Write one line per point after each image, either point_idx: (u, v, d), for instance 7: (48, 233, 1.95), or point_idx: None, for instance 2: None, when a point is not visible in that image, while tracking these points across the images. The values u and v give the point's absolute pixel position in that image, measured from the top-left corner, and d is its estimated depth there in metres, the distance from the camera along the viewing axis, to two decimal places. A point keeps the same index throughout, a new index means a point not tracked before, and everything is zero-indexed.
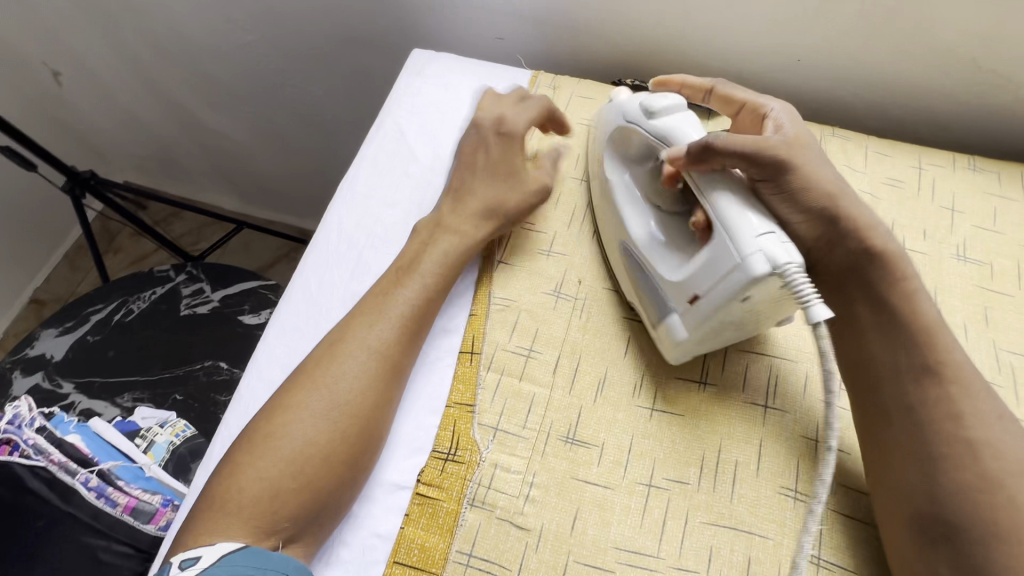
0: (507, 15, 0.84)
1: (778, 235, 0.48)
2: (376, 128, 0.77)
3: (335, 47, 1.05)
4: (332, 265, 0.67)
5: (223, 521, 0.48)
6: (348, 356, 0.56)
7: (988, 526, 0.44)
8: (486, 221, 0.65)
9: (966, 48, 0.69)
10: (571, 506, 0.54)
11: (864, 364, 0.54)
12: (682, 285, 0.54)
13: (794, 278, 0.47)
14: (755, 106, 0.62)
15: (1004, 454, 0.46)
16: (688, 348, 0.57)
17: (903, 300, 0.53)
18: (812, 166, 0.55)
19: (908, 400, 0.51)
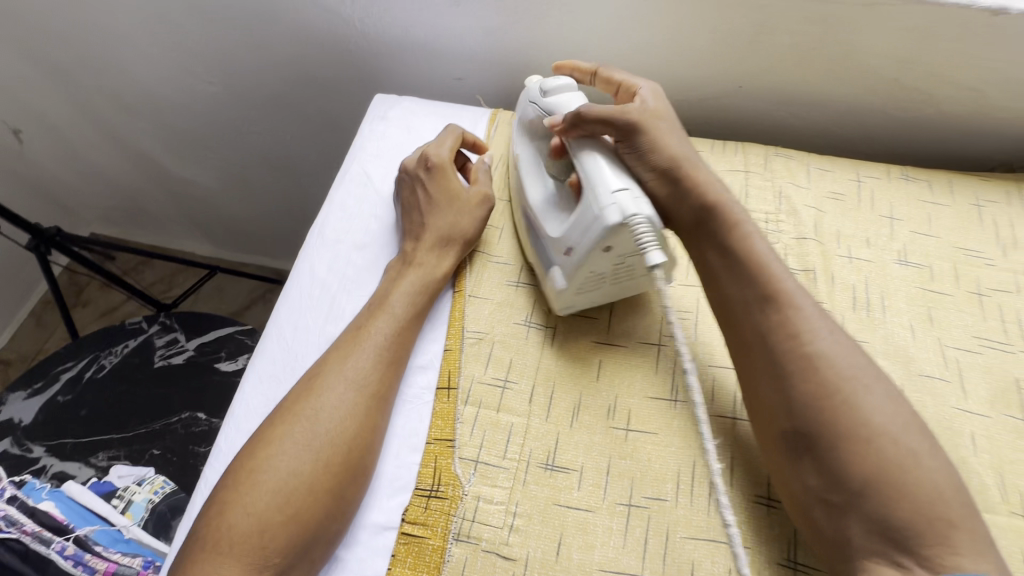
0: (465, 59, 0.88)
1: (635, 192, 0.55)
2: (343, 173, 0.79)
3: (300, 94, 1.08)
4: (306, 310, 0.68)
5: (214, 558, 0.49)
6: (327, 388, 0.57)
7: (836, 432, 0.50)
8: (445, 255, 0.68)
9: (889, 70, 0.74)
10: (554, 532, 0.55)
11: (724, 303, 0.59)
12: (558, 240, 0.60)
13: (639, 228, 0.53)
14: (627, 85, 0.67)
15: (838, 362, 0.52)
16: (567, 298, 0.63)
17: (738, 238, 0.59)
18: (664, 133, 0.62)
19: (759, 326, 0.56)
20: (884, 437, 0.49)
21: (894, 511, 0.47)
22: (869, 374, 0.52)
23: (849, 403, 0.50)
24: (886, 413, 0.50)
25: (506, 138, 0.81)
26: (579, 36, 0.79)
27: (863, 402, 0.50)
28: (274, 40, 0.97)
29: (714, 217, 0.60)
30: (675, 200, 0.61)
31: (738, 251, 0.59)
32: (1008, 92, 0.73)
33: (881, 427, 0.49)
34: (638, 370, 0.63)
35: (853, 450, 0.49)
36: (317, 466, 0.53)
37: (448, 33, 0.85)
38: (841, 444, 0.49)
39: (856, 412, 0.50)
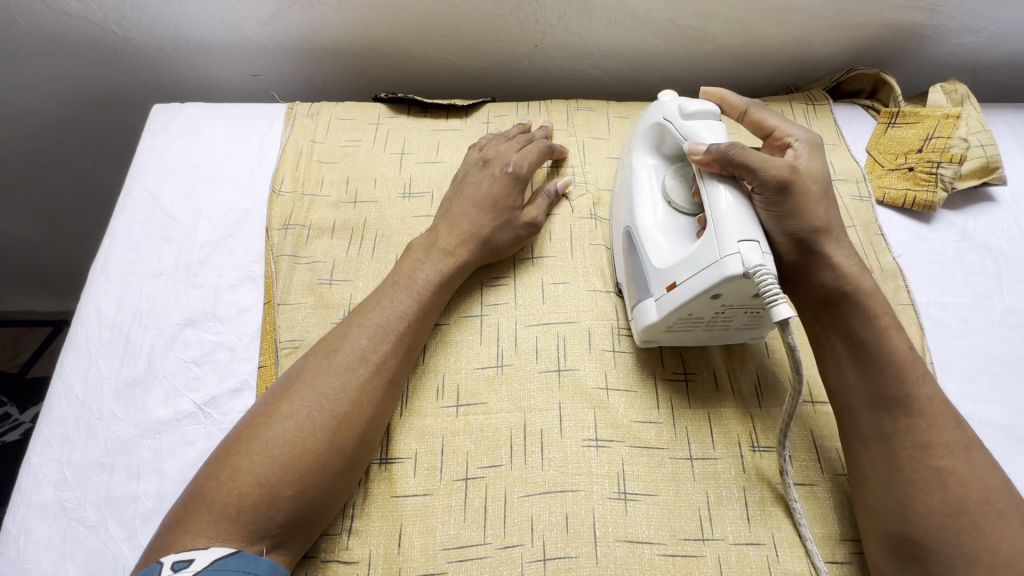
0: (254, 52, 0.83)
1: (761, 245, 0.50)
2: (123, 199, 0.71)
3: (85, 114, 0.96)
4: (96, 357, 0.61)
5: (211, 519, 0.46)
6: (343, 367, 0.55)
7: (955, 548, 0.46)
8: (466, 256, 0.65)
9: (660, 13, 0.78)
10: (394, 525, 0.55)
11: (845, 394, 0.55)
12: (664, 273, 0.57)
13: (765, 283, 0.49)
14: (781, 134, 0.63)
15: (968, 483, 0.48)
16: (655, 333, 0.60)
17: (878, 337, 0.54)
18: (813, 199, 0.55)
19: (882, 429, 0.52)
20: (1010, 568, 0.45)
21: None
22: (954, 439, 0.51)
23: (976, 526, 0.47)
24: (968, 480, 0.49)
25: (306, 129, 0.76)
26: (356, 10, 0.76)
27: (991, 528, 0.47)
28: (29, 57, 0.85)
29: (853, 300, 0.55)
30: (808, 273, 0.57)
31: (875, 345, 0.54)
32: (767, 20, 0.79)
33: (1010, 556, 0.46)
34: (461, 344, 0.64)
35: (926, 500, 0.48)
36: (342, 440, 0.52)
37: (222, 25, 0.78)
38: (960, 566, 0.46)
39: (976, 537, 0.46)
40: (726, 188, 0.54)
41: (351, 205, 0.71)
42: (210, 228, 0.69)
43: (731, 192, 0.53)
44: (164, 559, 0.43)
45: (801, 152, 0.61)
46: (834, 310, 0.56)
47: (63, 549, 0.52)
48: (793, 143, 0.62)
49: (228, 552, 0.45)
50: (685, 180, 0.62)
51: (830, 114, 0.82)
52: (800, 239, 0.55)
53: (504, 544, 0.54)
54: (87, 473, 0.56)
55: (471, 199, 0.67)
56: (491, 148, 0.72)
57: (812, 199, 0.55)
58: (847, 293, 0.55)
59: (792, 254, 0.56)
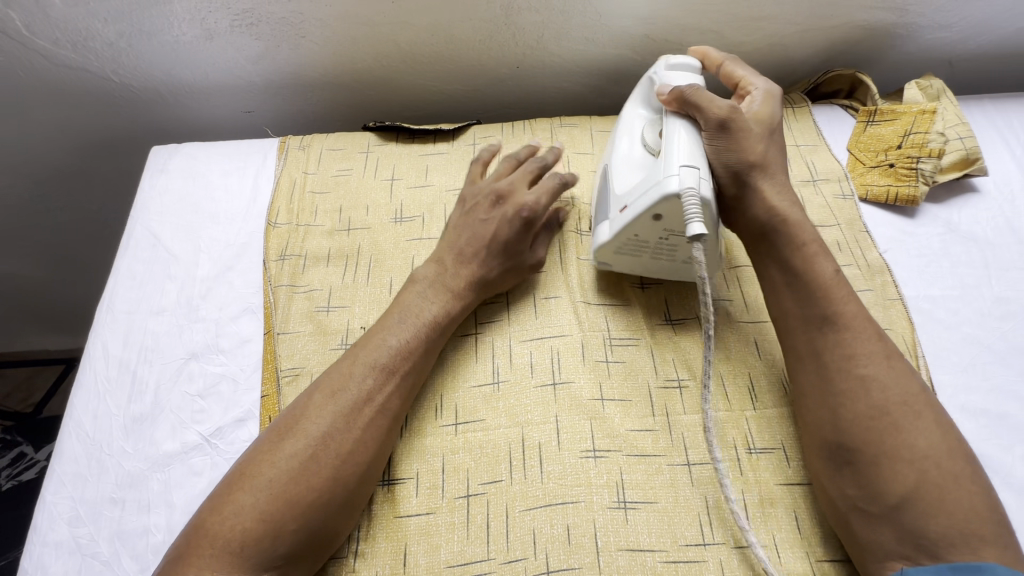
0: (246, 91, 0.86)
1: (701, 172, 0.57)
2: (126, 240, 0.73)
3: (87, 159, 0.99)
4: (104, 395, 0.63)
5: (214, 555, 0.48)
6: (336, 400, 0.56)
7: (880, 446, 0.49)
8: (465, 282, 0.66)
9: (636, 28, 0.80)
10: (399, 545, 0.56)
11: (780, 315, 0.58)
12: (619, 198, 0.63)
13: (690, 202, 0.55)
14: (745, 84, 0.68)
15: (890, 388, 0.52)
16: (608, 258, 0.67)
17: (802, 260, 0.58)
18: (754, 138, 0.61)
19: (814, 345, 0.55)
20: (927, 460, 0.48)
21: (925, 523, 0.47)
22: (876, 348, 0.54)
23: (895, 427, 0.50)
24: (888, 383, 0.52)
25: (299, 162, 0.79)
26: (343, 45, 0.79)
27: (909, 425, 0.50)
28: (34, 107, 0.88)
29: (782, 232, 0.59)
30: (743, 207, 0.61)
31: (801, 271, 0.57)
32: (741, 29, 0.81)
33: (927, 449, 0.49)
34: (457, 363, 0.65)
35: (853, 406, 0.51)
36: (344, 473, 0.53)
37: (216, 66, 0.82)
38: (885, 462, 0.49)
39: (897, 436, 0.50)
40: (683, 124, 0.61)
41: (345, 232, 0.73)
42: (210, 263, 0.71)
43: (684, 131, 0.60)
44: None
45: (754, 98, 0.65)
46: (766, 242, 0.60)
47: None
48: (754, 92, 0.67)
49: None
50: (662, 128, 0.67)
51: (810, 116, 0.84)
52: (736, 170, 0.60)
53: (508, 559, 0.55)
54: (100, 509, 0.57)
55: (478, 241, 0.67)
56: (501, 184, 0.71)
57: (751, 135, 0.61)
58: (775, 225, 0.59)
59: (730, 187, 0.61)
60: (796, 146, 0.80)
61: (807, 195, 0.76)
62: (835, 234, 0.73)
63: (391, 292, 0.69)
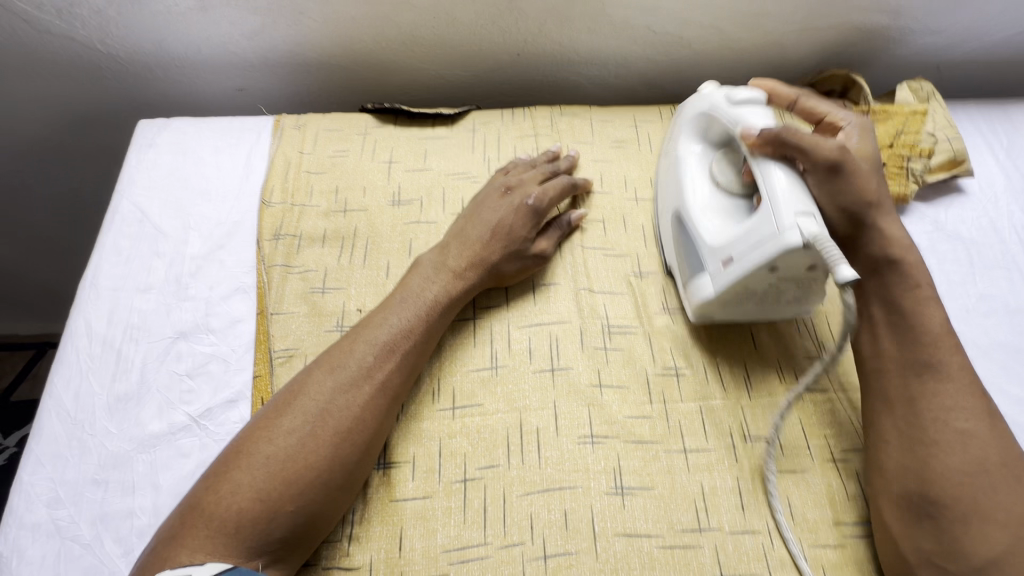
0: (240, 67, 0.84)
1: (817, 216, 0.53)
2: (111, 214, 0.70)
3: (66, 132, 0.95)
4: (87, 373, 0.61)
5: (208, 535, 0.46)
6: (338, 379, 0.55)
7: (971, 507, 0.48)
8: (471, 271, 0.65)
9: (638, 20, 0.80)
10: (395, 529, 0.55)
11: (872, 358, 0.56)
12: (719, 250, 0.59)
13: (827, 250, 0.52)
14: (834, 119, 0.65)
15: (988, 447, 0.50)
16: (710, 308, 0.62)
17: (908, 304, 0.55)
18: (867, 178, 0.58)
19: (909, 391, 0.53)
20: (1022, 527, 0.47)
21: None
22: (976, 405, 0.52)
23: (991, 488, 0.49)
24: (988, 443, 0.50)
25: (294, 141, 0.77)
26: (342, 24, 0.78)
27: (1005, 489, 0.49)
28: (12, 74, 0.84)
29: (887, 274, 0.57)
30: (854, 245, 0.59)
31: (906, 313, 0.55)
32: (741, 25, 0.82)
33: (1021, 515, 0.48)
34: (456, 348, 0.65)
35: (947, 460, 0.50)
36: (344, 455, 0.52)
37: (209, 40, 0.79)
38: (973, 521, 0.48)
39: (992, 498, 0.48)
40: (780, 166, 0.57)
41: (341, 214, 0.72)
42: (200, 241, 0.69)
43: (783, 171, 0.56)
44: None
45: (851, 134, 0.62)
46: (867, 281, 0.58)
47: (57, 567, 0.52)
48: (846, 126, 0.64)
49: (226, 566, 0.45)
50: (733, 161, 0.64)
51: None
52: (852, 213, 0.58)
53: (505, 544, 0.54)
54: (81, 490, 0.55)
55: (484, 227, 0.68)
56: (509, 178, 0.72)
57: (864, 177, 0.58)
58: (884, 265, 0.57)
59: (843, 227, 0.58)
60: None
61: None
62: None
63: (388, 275, 0.68)
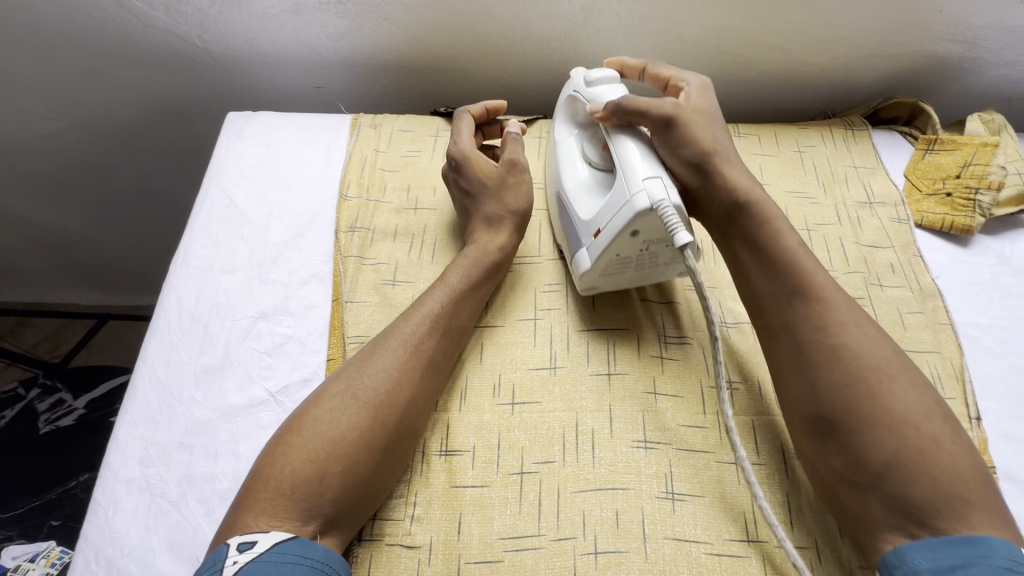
0: (320, 66, 0.89)
1: (665, 181, 0.58)
2: (202, 198, 0.76)
3: (154, 118, 1.01)
4: (177, 344, 0.65)
5: (269, 497, 0.50)
6: (380, 355, 0.59)
7: (859, 417, 0.51)
8: (499, 231, 0.70)
9: (707, 39, 0.82)
10: (454, 513, 0.58)
11: (754, 293, 0.61)
12: (590, 223, 0.63)
13: (668, 211, 0.55)
14: (677, 81, 0.70)
15: (865, 352, 0.54)
16: (593, 278, 0.66)
17: (770, 236, 0.61)
18: (702, 127, 0.64)
19: (787, 320, 0.58)
20: (905, 424, 0.50)
21: (911, 492, 0.48)
22: (848, 317, 0.56)
23: (871, 391, 0.52)
24: (863, 350, 0.54)
25: (370, 140, 0.81)
26: (422, 31, 0.82)
27: (885, 389, 0.52)
28: (114, 63, 0.91)
29: (746, 210, 0.63)
30: (708, 193, 0.64)
31: (769, 245, 0.61)
32: (810, 48, 0.83)
33: (902, 413, 0.51)
34: (516, 346, 0.67)
35: (827, 377, 0.54)
36: (384, 422, 0.55)
37: (296, 40, 0.84)
38: (868, 430, 0.51)
39: (874, 400, 0.51)
40: (632, 139, 0.62)
41: (413, 211, 0.76)
42: (282, 228, 0.74)
43: (634, 144, 0.62)
44: (231, 540, 0.47)
45: (691, 91, 0.68)
46: (734, 225, 0.63)
47: (147, 521, 0.56)
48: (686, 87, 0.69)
49: (287, 533, 0.48)
50: (598, 139, 0.70)
51: (869, 140, 0.85)
52: (696, 163, 0.63)
53: (558, 537, 0.57)
54: (170, 452, 0.60)
55: (488, 205, 0.71)
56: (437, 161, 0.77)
57: (702, 129, 0.64)
58: (740, 206, 0.63)
59: (692, 178, 0.64)
60: (854, 168, 0.82)
61: (863, 216, 0.78)
62: (889, 256, 0.75)
63: None
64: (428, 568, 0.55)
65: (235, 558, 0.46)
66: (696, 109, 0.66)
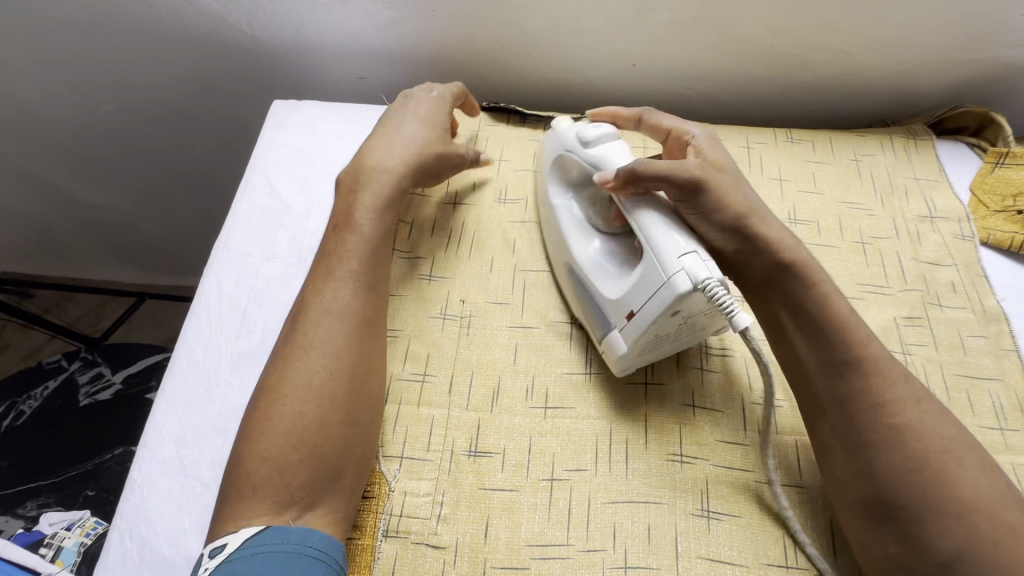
0: (365, 57, 0.89)
1: (703, 256, 0.52)
2: (245, 185, 0.77)
3: (200, 104, 1.03)
4: (216, 328, 0.66)
5: (241, 498, 0.51)
6: (315, 330, 0.57)
7: (925, 505, 0.47)
8: (380, 172, 0.66)
9: (764, 39, 0.78)
10: (481, 516, 0.57)
11: (799, 364, 0.56)
12: (619, 304, 0.58)
13: (716, 291, 0.50)
14: (680, 133, 0.66)
15: (925, 435, 0.49)
16: (630, 362, 0.60)
17: (816, 300, 0.55)
18: (728, 188, 0.59)
19: (836, 392, 0.53)
20: (977, 513, 0.46)
21: (937, 541, 0.46)
22: (906, 394, 0.52)
23: (938, 478, 0.48)
24: (925, 432, 0.50)
25: None
26: (468, 24, 0.81)
27: (951, 475, 0.48)
28: (165, 48, 0.93)
29: (793, 268, 0.56)
30: (748, 257, 0.58)
31: (815, 310, 0.55)
32: (873, 51, 0.79)
33: (975, 501, 0.47)
34: (551, 348, 0.66)
35: (886, 457, 0.49)
36: (318, 392, 0.55)
37: (342, 30, 0.84)
38: (931, 521, 0.47)
39: (941, 486, 0.47)
40: (651, 210, 0.57)
41: (452, 207, 0.75)
42: (321, 218, 0.74)
43: (658, 219, 0.56)
44: (206, 550, 0.48)
45: (701, 146, 0.63)
46: (776, 289, 0.57)
47: (180, 502, 0.57)
48: (692, 139, 0.65)
49: (258, 526, 0.49)
50: (598, 200, 0.67)
51: (933, 151, 0.80)
52: (738, 229, 0.57)
53: (587, 547, 0.55)
54: (204, 435, 0.60)
55: (394, 138, 0.68)
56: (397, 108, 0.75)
57: (727, 190, 0.58)
58: (781, 266, 0.57)
59: (730, 246, 0.58)
60: (915, 180, 0.78)
61: (923, 231, 0.74)
62: (951, 275, 0.70)
63: (491, 270, 0.70)
64: (452, 569, 0.54)
65: (207, 564, 0.47)
66: (716, 166, 0.60)
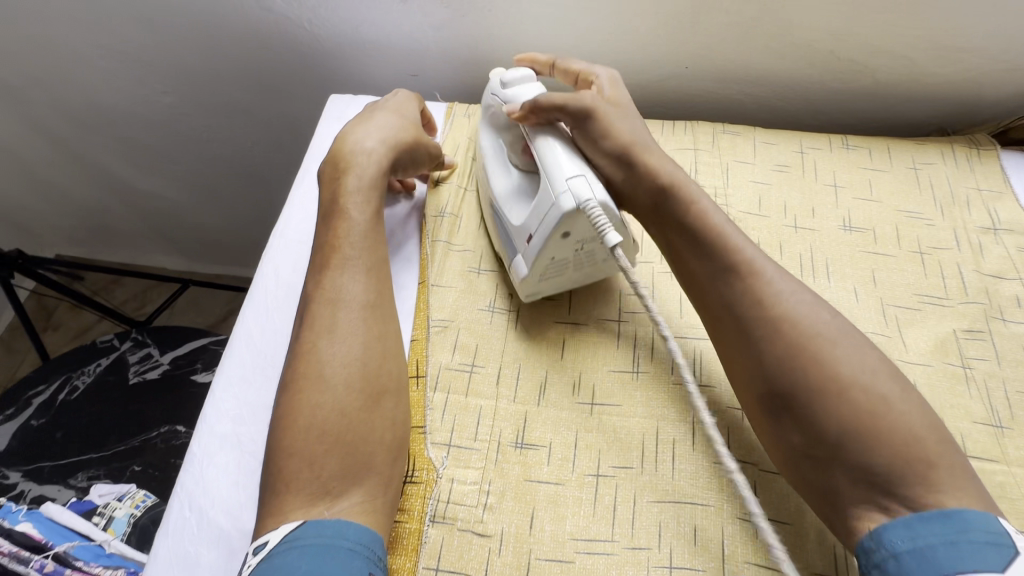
0: (418, 56, 0.91)
1: (587, 177, 0.57)
2: (302, 175, 0.79)
3: (256, 98, 1.07)
4: (273, 311, 0.68)
5: (277, 493, 0.51)
6: (323, 323, 0.58)
7: (839, 418, 0.47)
8: (358, 157, 0.66)
9: (823, 43, 0.77)
10: (526, 507, 0.57)
11: (694, 278, 0.59)
12: (520, 229, 0.62)
13: (594, 210, 0.54)
14: (586, 75, 0.70)
15: (811, 325, 0.51)
16: (532, 284, 0.65)
17: (698, 216, 0.59)
18: (616, 119, 0.63)
19: (728, 303, 0.55)
20: (883, 408, 0.47)
21: (865, 457, 0.46)
22: (798, 301, 0.53)
23: (839, 383, 0.48)
24: (837, 352, 0.49)
25: (463, 128, 0.83)
26: (523, 23, 0.82)
27: (856, 378, 0.48)
28: (229, 43, 0.96)
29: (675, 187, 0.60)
30: (632, 184, 0.62)
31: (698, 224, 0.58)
32: (938, 58, 0.77)
33: (865, 393, 0.48)
34: (599, 346, 0.66)
35: (803, 397, 0.49)
36: (332, 382, 0.55)
37: (399, 28, 0.86)
38: (852, 441, 0.46)
39: (859, 395, 0.48)
40: (551, 137, 0.62)
41: None
42: None
43: (555, 145, 0.60)
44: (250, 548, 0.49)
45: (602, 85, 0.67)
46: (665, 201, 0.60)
47: (237, 476, 0.59)
48: (597, 79, 0.69)
49: (297, 522, 0.49)
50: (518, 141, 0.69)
51: (997, 161, 0.78)
52: (620, 156, 0.61)
53: (632, 545, 0.55)
54: (261, 413, 0.62)
55: (373, 125, 0.69)
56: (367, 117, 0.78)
57: (617, 121, 0.63)
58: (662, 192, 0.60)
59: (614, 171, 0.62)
60: (978, 191, 0.76)
61: (986, 243, 0.72)
62: (1016, 288, 0.68)
63: None
64: (497, 559, 0.55)
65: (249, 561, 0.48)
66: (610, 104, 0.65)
